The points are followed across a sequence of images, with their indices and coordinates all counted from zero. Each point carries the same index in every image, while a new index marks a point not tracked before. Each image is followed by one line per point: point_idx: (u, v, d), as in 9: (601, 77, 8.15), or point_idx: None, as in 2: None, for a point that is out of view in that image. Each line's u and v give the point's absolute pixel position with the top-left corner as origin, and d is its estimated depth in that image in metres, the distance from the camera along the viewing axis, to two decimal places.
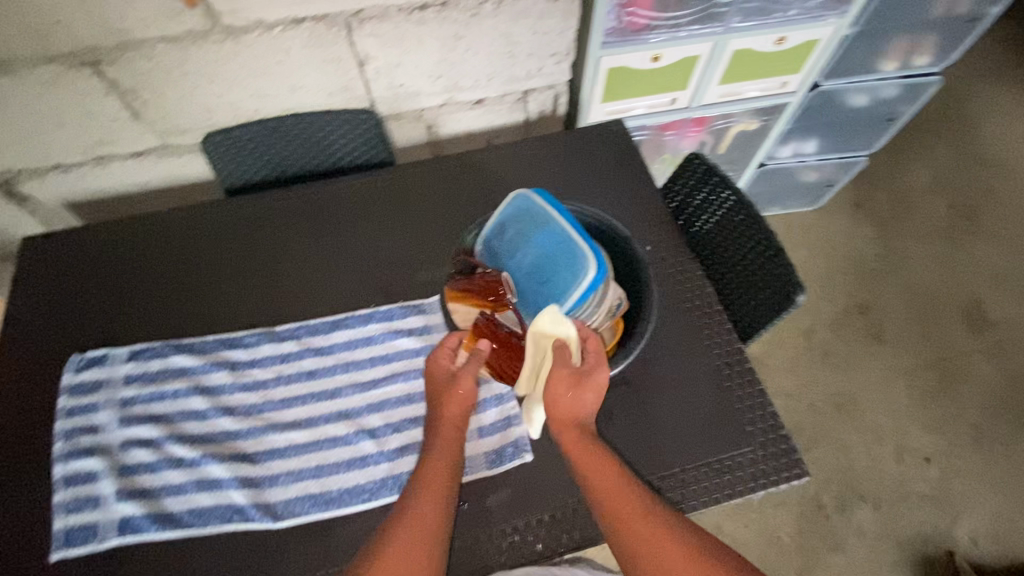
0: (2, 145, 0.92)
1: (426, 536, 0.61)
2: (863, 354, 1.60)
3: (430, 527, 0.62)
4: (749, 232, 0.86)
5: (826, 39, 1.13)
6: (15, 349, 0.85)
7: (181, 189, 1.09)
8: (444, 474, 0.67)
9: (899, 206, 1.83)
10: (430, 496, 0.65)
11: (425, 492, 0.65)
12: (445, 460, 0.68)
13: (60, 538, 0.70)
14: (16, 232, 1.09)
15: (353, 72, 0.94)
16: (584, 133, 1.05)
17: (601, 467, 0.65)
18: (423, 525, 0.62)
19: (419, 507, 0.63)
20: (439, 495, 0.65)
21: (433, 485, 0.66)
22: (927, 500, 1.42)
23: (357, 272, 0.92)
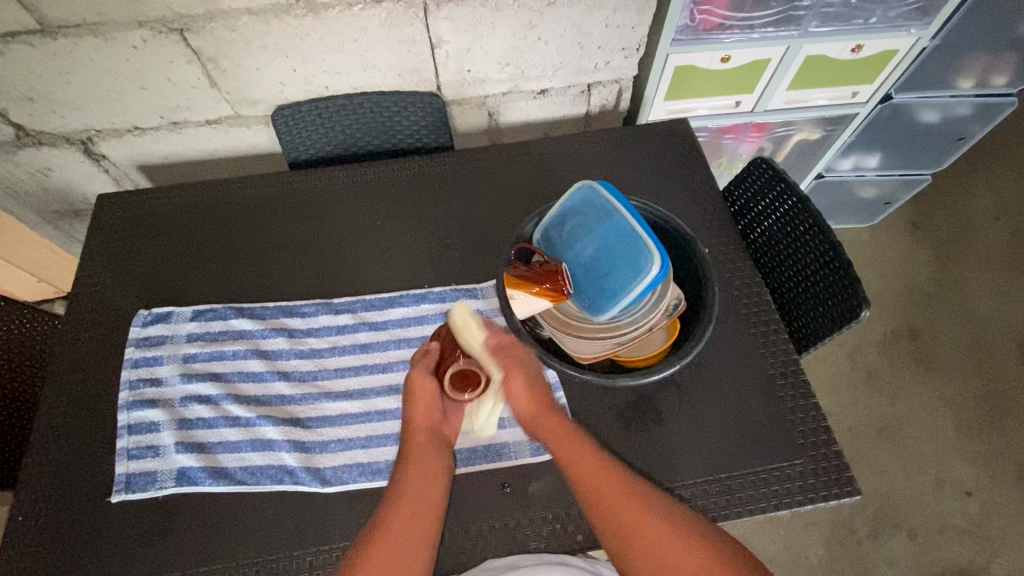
0: (85, 105, 0.96)
1: (411, 545, 0.62)
2: (909, 379, 1.55)
3: (415, 533, 0.63)
4: (814, 242, 0.83)
5: (905, 49, 1.10)
6: (88, 299, 0.90)
7: (246, 162, 1.12)
8: (427, 477, 0.67)
9: (959, 230, 1.75)
10: (412, 502, 0.65)
11: (405, 498, 0.65)
12: (427, 462, 0.68)
13: (121, 482, 0.74)
14: (86, 190, 1.14)
15: (425, 52, 0.95)
16: (647, 131, 1.04)
17: (599, 473, 0.66)
18: (406, 532, 0.63)
19: (398, 515, 0.64)
20: (422, 500, 0.66)
21: (414, 491, 0.66)
22: (967, 535, 1.36)
23: (414, 251, 0.93)
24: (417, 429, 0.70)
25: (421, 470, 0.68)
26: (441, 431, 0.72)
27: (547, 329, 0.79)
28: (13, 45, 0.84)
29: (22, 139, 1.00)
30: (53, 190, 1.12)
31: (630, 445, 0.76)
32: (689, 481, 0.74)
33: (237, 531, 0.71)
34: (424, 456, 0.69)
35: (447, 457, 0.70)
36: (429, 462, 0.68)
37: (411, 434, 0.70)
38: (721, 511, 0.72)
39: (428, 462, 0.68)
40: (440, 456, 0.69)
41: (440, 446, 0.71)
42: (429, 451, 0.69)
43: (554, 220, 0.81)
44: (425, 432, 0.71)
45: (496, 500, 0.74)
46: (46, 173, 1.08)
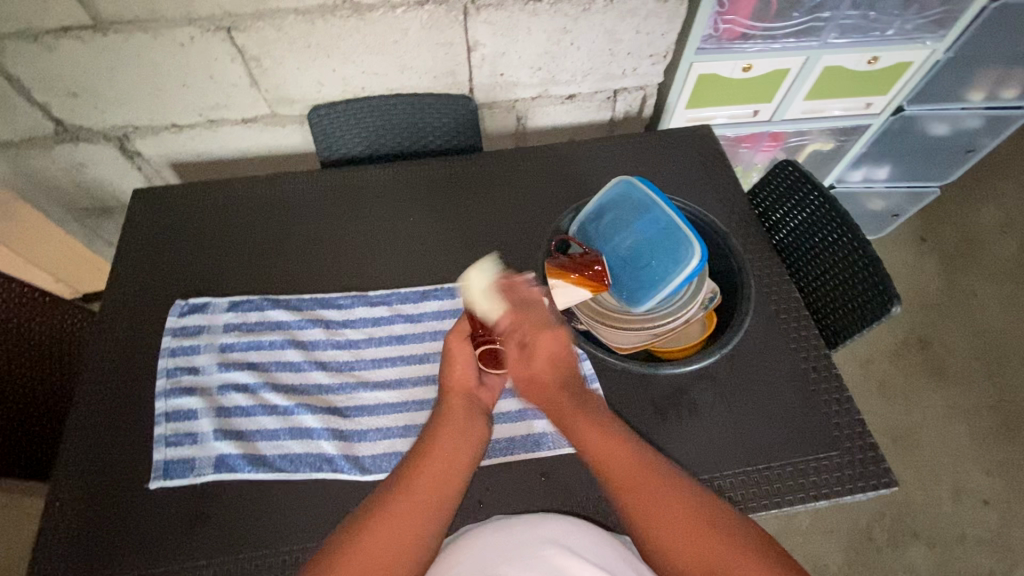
0: (129, 101, 1.03)
1: (436, 495, 0.60)
2: (921, 388, 1.57)
3: (442, 484, 0.61)
4: (842, 241, 0.86)
5: (920, 61, 1.16)
6: (121, 289, 0.90)
7: (273, 158, 1.20)
8: (460, 436, 0.67)
9: (967, 243, 1.79)
10: (442, 456, 0.64)
11: (435, 452, 0.64)
12: (461, 423, 0.68)
13: (159, 468, 0.73)
14: (121, 185, 1.21)
15: (462, 56, 1.04)
16: (671, 134, 1.07)
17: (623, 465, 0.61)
18: (433, 483, 0.61)
19: (427, 467, 0.62)
20: (452, 455, 0.64)
21: (445, 446, 0.65)
22: (985, 545, 1.36)
23: (447, 242, 0.94)
24: (454, 391, 0.71)
25: (455, 428, 0.67)
26: (476, 398, 0.73)
27: (585, 320, 0.81)
28: (65, 40, 0.91)
29: (61, 135, 1.08)
30: (85, 186, 1.20)
31: (667, 435, 0.75)
32: (728, 471, 0.73)
33: (273, 519, 0.71)
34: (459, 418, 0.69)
35: (482, 421, 0.70)
36: (463, 422, 0.68)
37: (447, 397, 0.71)
38: (761, 502, 0.71)
39: (461, 423, 0.68)
40: (474, 418, 0.70)
41: (477, 410, 0.71)
42: (464, 413, 0.69)
43: (593, 215, 0.84)
44: (461, 395, 0.71)
45: (535, 489, 0.73)
46: (80, 170, 1.16)
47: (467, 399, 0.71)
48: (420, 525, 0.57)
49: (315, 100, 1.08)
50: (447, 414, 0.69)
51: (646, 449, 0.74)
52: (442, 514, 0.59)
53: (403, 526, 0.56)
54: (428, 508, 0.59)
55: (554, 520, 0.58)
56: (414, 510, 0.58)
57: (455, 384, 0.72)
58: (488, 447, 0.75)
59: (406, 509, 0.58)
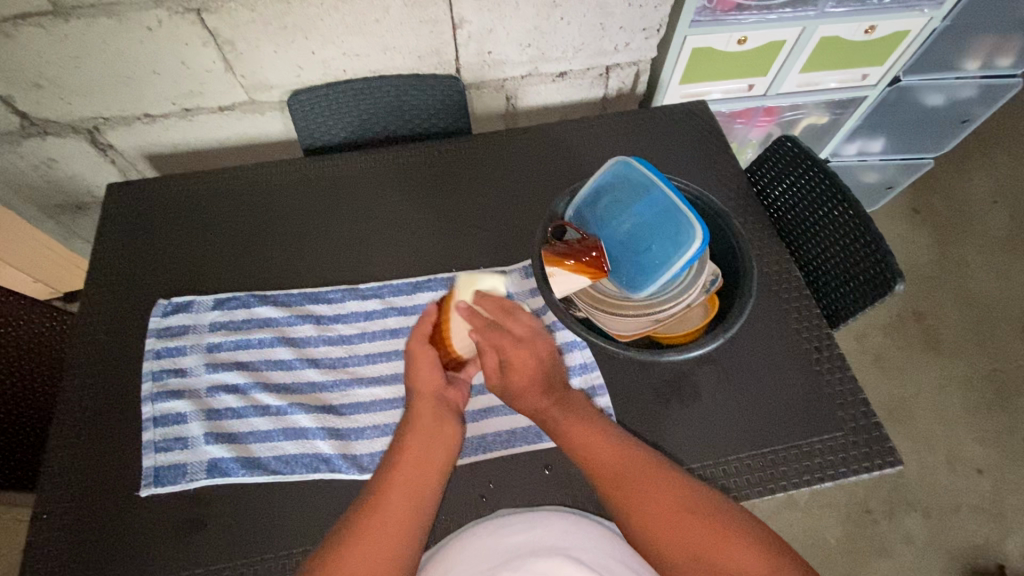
0: (98, 91, 0.98)
1: (408, 514, 0.59)
2: (916, 360, 1.57)
3: (412, 499, 0.60)
4: (843, 218, 0.84)
5: (917, 31, 1.13)
6: (100, 290, 0.86)
7: (255, 147, 1.16)
8: (429, 443, 0.65)
9: (960, 215, 1.79)
10: (410, 469, 0.62)
11: (403, 466, 0.62)
12: (429, 430, 0.66)
13: (149, 475, 0.71)
14: (96, 180, 1.16)
15: (447, 34, 0.99)
16: (666, 112, 1.04)
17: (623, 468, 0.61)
18: (403, 501, 0.59)
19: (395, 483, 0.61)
20: (421, 465, 0.63)
21: (415, 455, 0.63)
22: (980, 513, 1.38)
23: (439, 231, 0.91)
24: (421, 395, 0.68)
25: (424, 434, 0.65)
26: (446, 396, 0.70)
27: (583, 308, 0.79)
28: (25, 28, 0.86)
29: (27, 129, 1.02)
30: (57, 182, 1.15)
31: (671, 421, 0.74)
32: (733, 456, 0.72)
33: (271, 523, 0.69)
34: (426, 421, 0.66)
35: (452, 422, 0.67)
36: (433, 427, 0.66)
37: (416, 399, 0.68)
38: (767, 486, 0.70)
39: (430, 428, 0.66)
40: (444, 420, 0.67)
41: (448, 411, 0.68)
42: (433, 416, 0.67)
43: (590, 198, 0.82)
44: (429, 397, 0.69)
45: (539, 481, 0.71)
46: (50, 166, 1.11)
47: (436, 397, 0.69)
48: (393, 548, 0.56)
49: (295, 85, 1.03)
50: (413, 420, 0.66)
51: (649, 437, 0.73)
52: (414, 534, 0.58)
53: (376, 550, 0.55)
54: (399, 528, 0.57)
55: (553, 523, 0.57)
56: (388, 532, 0.57)
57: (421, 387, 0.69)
58: (488, 441, 0.74)
59: (375, 531, 0.56)
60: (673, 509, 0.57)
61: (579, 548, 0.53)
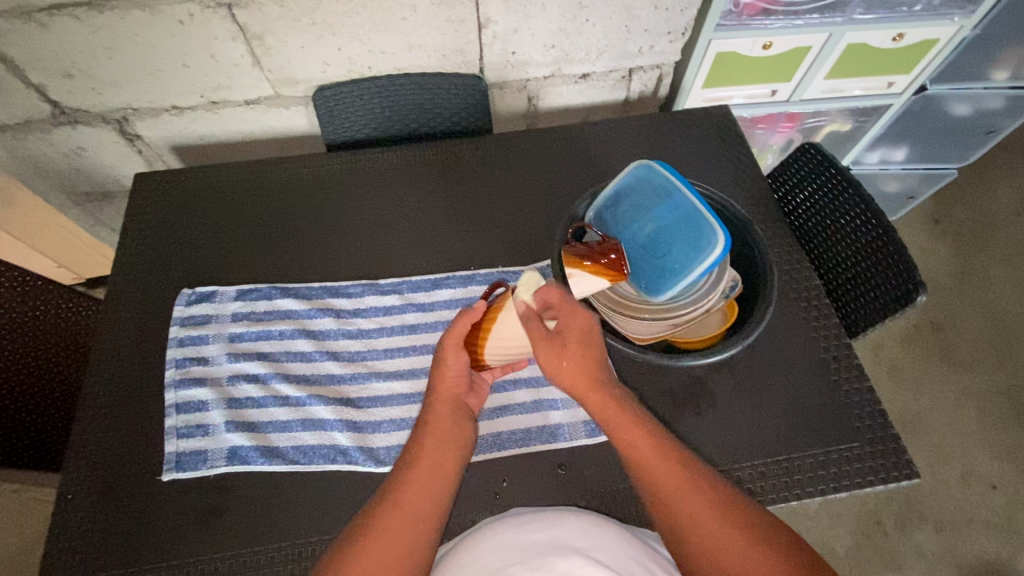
0: (129, 82, 1.00)
1: (423, 514, 0.59)
2: (932, 373, 1.55)
3: (431, 500, 0.60)
4: (866, 228, 0.83)
5: (946, 39, 1.12)
6: (127, 277, 0.88)
7: (279, 140, 1.17)
8: (445, 447, 0.65)
9: (982, 226, 1.76)
10: (428, 471, 0.62)
11: (421, 467, 0.62)
12: (446, 432, 0.66)
13: (171, 460, 0.73)
14: (123, 169, 1.18)
15: (473, 33, 1.00)
16: (687, 115, 1.04)
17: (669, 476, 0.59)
18: (421, 499, 0.60)
19: (414, 482, 0.61)
20: (439, 466, 0.63)
21: (431, 457, 0.64)
22: (994, 529, 1.36)
23: (459, 229, 0.92)
24: (439, 396, 0.69)
25: (439, 435, 0.66)
26: (464, 402, 0.71)
27: (600, 309, 0.79)
28: (60, 19, 0.87)
29: (58, 118, 1.05)
30: (85, 170, 1.17)
31: (686, 426, 0.74)
32: (748, 462, 0.72)
33: (289, 512, 0.70)
34: (442, 426, 0.67)
35: (466, 428, 0.68)
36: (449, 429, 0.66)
37: (434, 400, 0.68)
38: (781, 493, 0.70)
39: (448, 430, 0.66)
40: (460, 426, 0.68)
41: (464, 417, 0.69)
42: (450, 420, 0.68)
43: (611, 201, 0.82)
44: (448, 400, 0.69)
45: (552, 481, 0.72)
46: (79, 154, 1.13)
47: (454, 402, 0.69)
48: (412, 545, 0.56)
49: (320, 81, 1.05)
50: (431, 421, 0.67)
51: None
52: (431, 533, 0.58)
53: (396, 547, 0.55)
54: (416, 524, 0.57)
55: (570, 519, 0.58)
56: (408, 529, 0.57)
57: (441, 391, 0.69)
58: (503, 439, 0.74)
59: (395, 527, 0.57)
60: (682, 486, 0.58)
61: (599, 549, 0.54)
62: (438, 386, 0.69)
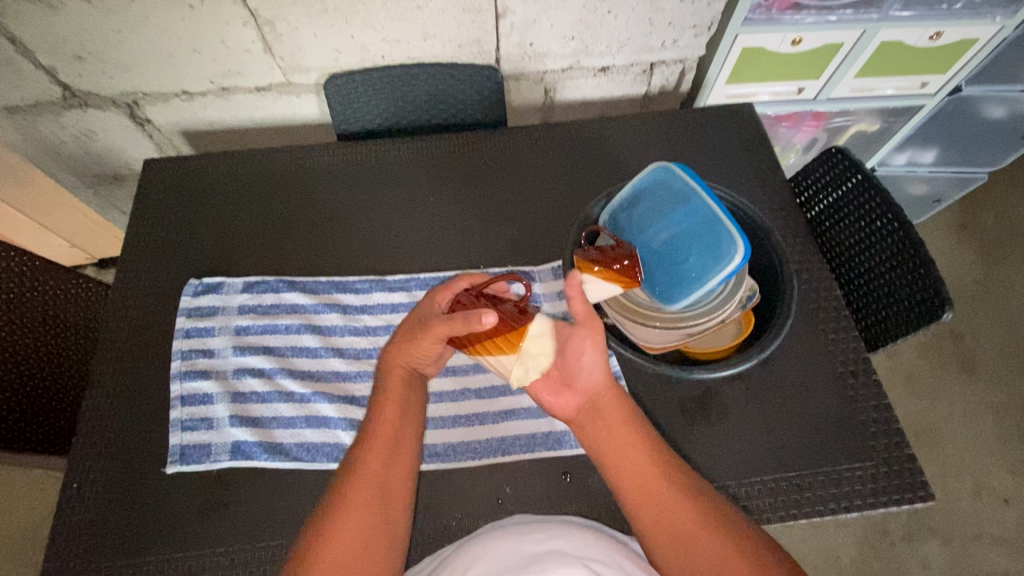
0: (138, 65, 0.98)
1: (384, 493, 0.58)
2: (949, 382, 1.52)
3: (387, 475, 0.60)
4: (892, 239, 0.80)
5: (985, 39, 1.07)
6: (135, 264, 0.88)
7: (289, 128, 1.15)
8: (402, 418, 0.64)
9: (1010, 232, 1.70)
10: (384, 443, 0.61)
11: (379, 445, 0.61)
12: (401, 405, 0.65)
13: (175, 453, 0.73)
14: (133, 153, 1.17)
15: (490, 24, 0.97)
16: (710, 113, 1.00)
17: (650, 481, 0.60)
18: (380, 473, 0.59)
19: (373, 462, 0.60)
20: (395, 442, 0.62)
21: (389, 431, 0.62)
22: (1004, 544, 1.34)
23: (469, 226, 0.90)
24: (396, 365, 0.66)
25: (395, 406, 0.64)
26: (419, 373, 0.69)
27: (611, 315, 0.78)
28: (69, 1, 0.86)
29: (69, 100, 1.04)
30: (96, 154, 1.17)
31: (695, 438, 0.73)
32: (756, 478, 0.70)
33: (291, 510, 0.70)
34: (398, 397, 0.65)
35: (420, 401, 0.66)
36: (404, 402, 0.65)
37: (392, 369, 0.66)
38: (791, 510, 0.68)
39: (404, 403, 0.65)
40: (414, 398, 0.66)
41: (416, 389, 0.67)
42: (405, 391, 0.66)
43: (626, 204, 0.80)
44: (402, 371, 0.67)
45: (557, 488, 0.71)
46: (90, 137, 1.12)
47: (411, 372, 0.67)
48: (376, 527, 0.56)
49: (332, 69, 1.02)
50: (387, 391, 0.65)
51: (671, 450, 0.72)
52: (392, 511, 0.58)
53: (363, 523, 0.56)
54: (376, 499, 0.58)
55: (571, 531, 0.56)
56: (368, 509, 0.57)
57: (396, 362, 0.66)
58: (508, 443, 0.74)
59: (360, 503, 0.57)
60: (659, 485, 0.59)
61: (600, 560, 0.53)
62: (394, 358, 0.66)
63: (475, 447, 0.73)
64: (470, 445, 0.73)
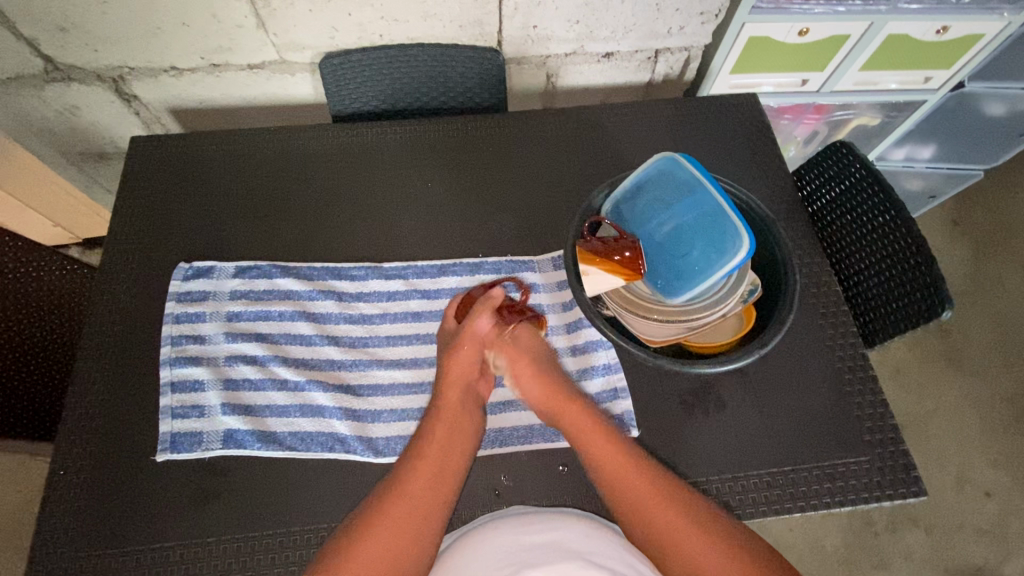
0: (125, 39, 0.94)
1: (424, 510, 0.58)
2: (937, 377, 1.54)
3: (436, 490, 0.60)
4: (893, 235, 0.79)
5: (992, 34, 1.06)
6: (121, 245, 0.85)
7: (283, 108, 1.12)
8: (455, 431, 0.66)
9: (1002, 230, 1.72)
10: (435, 457, 0.62)
11: (428, 457, 0.62)
12: (454, 421, 0.66)
13: (165, 441, 0.71)
14: (120, 131, 1.14)
15: (492, 4, 0.94)
16: (714, 103, 0.98)
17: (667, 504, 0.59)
18: (430, 484, 0.60)
19: (418, 475, 0.61)
20: (445, 454, 0.63)
21: (440, 443, 0.64)
22: (983, 535, 1.37)
23: (468, 214, 0.88)
24: (449, 382, 0.70)
25: (448, 420, 0.66)
26: (473, 389, 0.72)
27: (612, 307, 0.77)
28: None
29: (51, 74, 1.00)
30: (80, 130, 1.13)
31: (693, 431, 0.72)
32: (753, 472, 0.70)
33: (284, 498, 0.69)
34: (452, 414, 0.67)
35: (476, 419, 0.68)
36: (458, 417, 0.67)
37: (444, 386, 0.69)
38: (785, 505, 0.69)
39: (457, 418, 0.67)
40: (470, 416, 0.69)
41: (471, 409, 0.69)
42: (460, 407, 0.68)
43: (630, 194, 0.78)
44: (461, 390, 0.70)
45: (555, 479, 0.70)
46: (73, 113, 1.08)
47: (465, 392, 0.70)
48: (410, 544, 0.55)
49: (328, 48, 0.99)
50: (440, 412, 0.67)
51: (669, 444, 0.72)
52: (430, 529, 0.57)
53: (401, 537, 0.55)
54: (418, 518, 0.57)
55: (568, 523, 0.56)
56: (401, 523, 0.56)
57: (449, 380, 0.70)
58: (505, 434, 0.73)
59: (397, 521, 0.56)
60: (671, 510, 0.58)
61: (601, 553, 0.52)
62: (448, 374, 0.71)
63: None
64: None
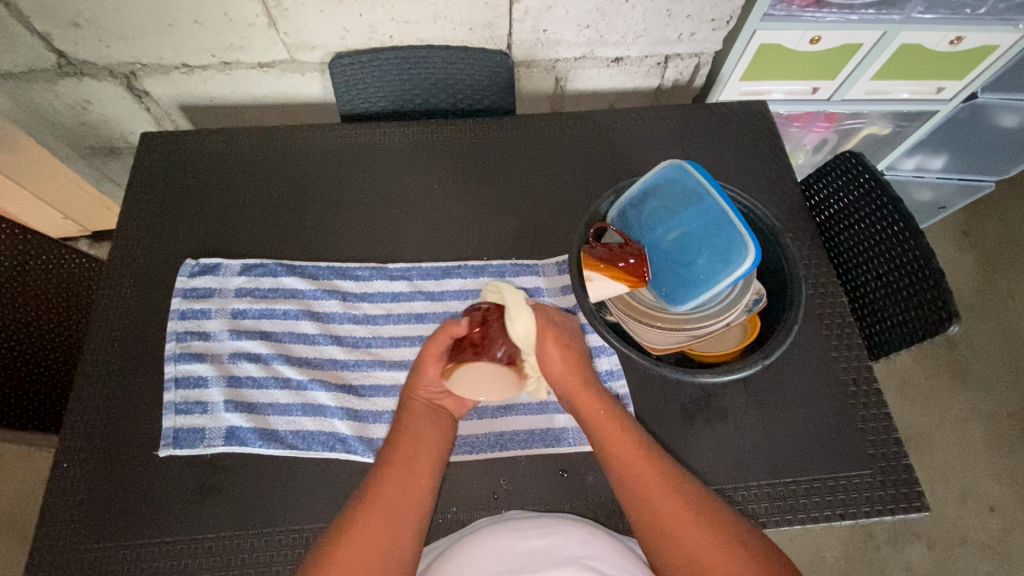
0: (137, 35, 0.95)
1: (399, 521, 0.57)
2: (943, 390, 1.53)
3: (407, 502, 0.59)
4: (901, 248, 0.79)
5: (1007, 46, 1.05)
6: (129, 239, 0.86)
7: (291, 107, 1.13)
8: (423, 447, 0.64)
9: (1013, 243, 1.70)
10: (405, 471, 0.61)
11: (398, 472, 0.60)
12: (421, 435, 0.64)
13: (168, 436, 0.71)
14: (130, 126, 1.14)
15: (503, 7, 0.94)
16: (723, 109, 0.98)
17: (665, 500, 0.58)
18: (401, 497, 0.59)
19: (390, 488, 0.59)
20: (415, 468, 0.61)
21: (407, 459, 0.62)
22: (986, 550, 1.36)
23: (473, 217, 0.88)
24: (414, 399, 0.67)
25: (416, 436, 0.64)
26: (442, 405, 0.69)
27: (615, 313, 0.77)
28: None
29: (64, 68, 1.01)
30: (91, 125, 1.14)
31: (694, 440, 0.72)
32: (753, 482, 0.70)
33: (283, 496, 0.69)
34: (419, 431, 0.64)
35: (442, 436, 0.66)
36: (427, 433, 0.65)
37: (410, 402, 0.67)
38: (786, 516, 0.68)
39: (424, 435, 0.64)
40: (437, 429, 0.66)
41: (438, 424, 0.67)
42: (426, 423, 0.65)
43: (636, 200, 0.78)
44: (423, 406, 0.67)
45: (554, 485, 0.70)
46: (85, 108, 1.09)
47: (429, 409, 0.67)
48: (392, 549, 0.55)
49: (338, 47, 0.99)
50: (407, 428, 0.65)
51: (669, 453, 0.72)
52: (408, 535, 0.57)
53: (383, 542, 0.55)
54: (398, 524, 0.57)
55: (568, 527, 0.56)
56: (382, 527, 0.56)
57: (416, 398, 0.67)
58: (505, 439, 0.73)
59: (381, 524, 0.56)
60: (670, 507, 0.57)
61: (599, 558, 0.53)
62: (411, 390, 0.67)
63: (472, 442, 0.73)
64: (467, 439, 0.73)
